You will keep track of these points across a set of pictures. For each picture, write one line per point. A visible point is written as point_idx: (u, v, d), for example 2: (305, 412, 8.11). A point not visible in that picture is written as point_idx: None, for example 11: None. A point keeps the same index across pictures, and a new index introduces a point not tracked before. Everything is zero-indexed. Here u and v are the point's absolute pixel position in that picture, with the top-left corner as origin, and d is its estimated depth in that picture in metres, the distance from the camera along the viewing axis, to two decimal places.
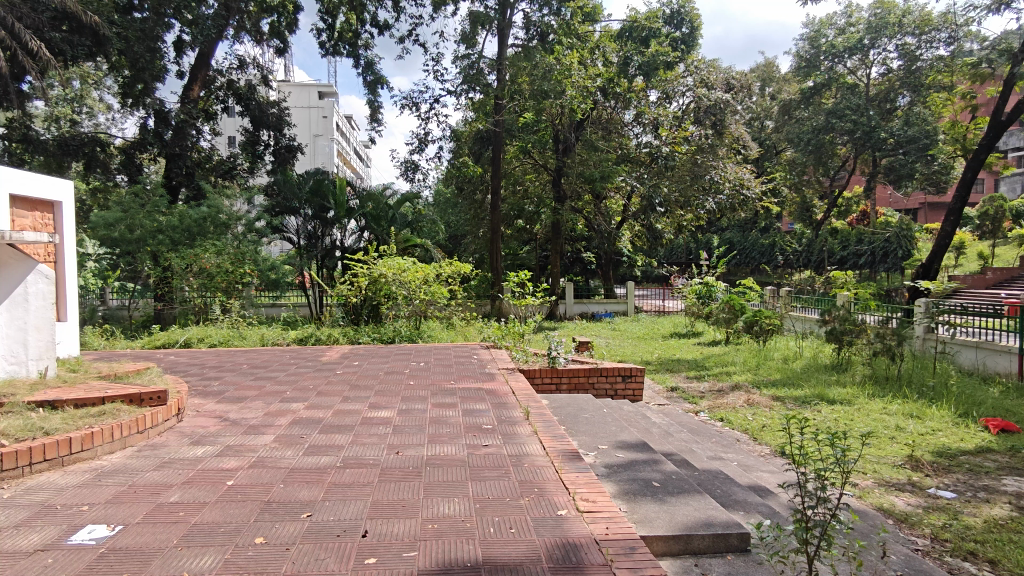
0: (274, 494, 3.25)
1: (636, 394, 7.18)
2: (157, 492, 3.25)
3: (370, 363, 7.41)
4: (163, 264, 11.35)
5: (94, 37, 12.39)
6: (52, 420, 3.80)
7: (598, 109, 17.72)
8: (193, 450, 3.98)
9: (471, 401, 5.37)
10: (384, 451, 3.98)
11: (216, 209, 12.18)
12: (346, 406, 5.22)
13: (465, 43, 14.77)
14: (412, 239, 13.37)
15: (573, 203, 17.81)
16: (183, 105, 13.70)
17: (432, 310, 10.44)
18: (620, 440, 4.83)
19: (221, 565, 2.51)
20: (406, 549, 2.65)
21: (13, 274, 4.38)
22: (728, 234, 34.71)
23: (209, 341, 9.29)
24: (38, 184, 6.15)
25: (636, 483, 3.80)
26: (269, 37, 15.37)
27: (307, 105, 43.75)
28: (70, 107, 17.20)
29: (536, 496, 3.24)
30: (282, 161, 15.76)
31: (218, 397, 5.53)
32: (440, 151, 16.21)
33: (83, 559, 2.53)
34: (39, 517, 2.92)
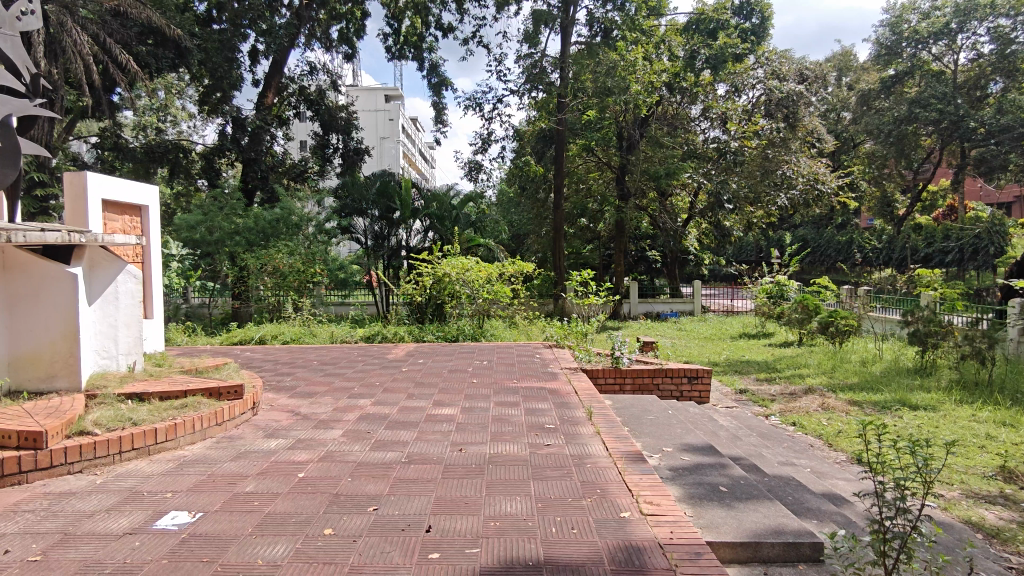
0: (342, 487, 3.35)
1: (703, 396, 7.00)
2: (234, 482, 3.40)
3: (434, 361, 7.52)
4: (239, 264, 11.91)
5: (176, 49, 13.30)
6: (140, 411, 4.04)
7: (663, 105, 17.33)
8: (267, 442, 4.14)
9: (534, 401, 5.37)
10: (448, 448, 4.03)
11: (289, 211, 12.70)
12: (411, 403, 5.32)
13: (529, 42, 14.88)
14: (476, 239, 13.50)
15: (638, 201, 17.52)
16: (258, 111, 14.34)
17: (496, 309, 10.52)
18: (685, 443, 4.73)
19: (292, 553, 2.60)
20: (468, 545, 2.68)
21: (106, 274, 4.71)
22: (802, 231, 33.32)
23: (281, 338, 9.69)
24: (129, 189, 6.56)
25: (702, 487, 3.71)
26: (338, 43, 15.80)
27: (373, 109, 44.82)
28: (155, 116, 18.15)
29: (598, 497, 3.21)
30: (350, 164, 16.20)
31: (290, 392, 5.74)
32: (504, 150, 16.34)
33: (167, 543, 2.68)
34: (127, 502, 3.11)
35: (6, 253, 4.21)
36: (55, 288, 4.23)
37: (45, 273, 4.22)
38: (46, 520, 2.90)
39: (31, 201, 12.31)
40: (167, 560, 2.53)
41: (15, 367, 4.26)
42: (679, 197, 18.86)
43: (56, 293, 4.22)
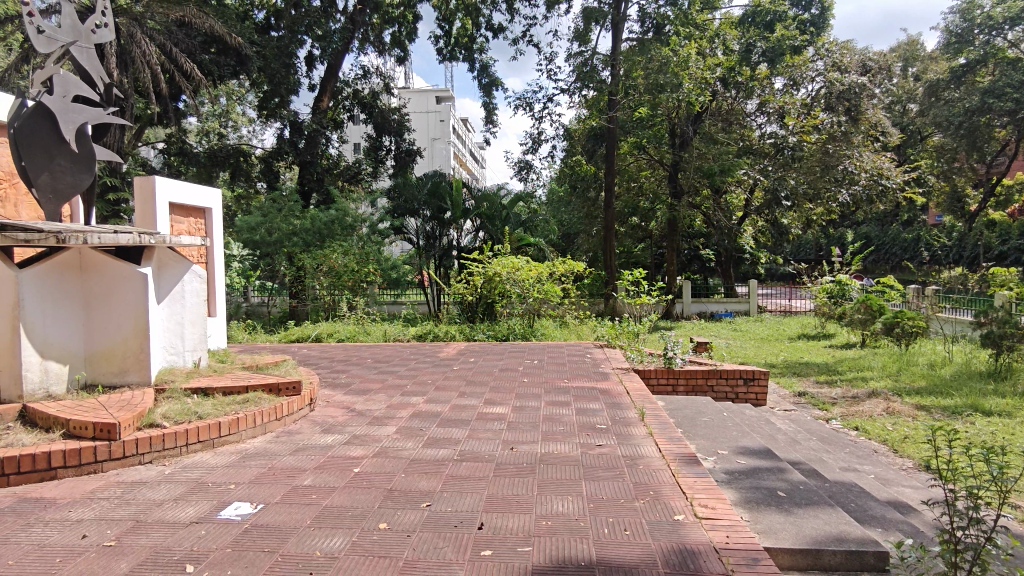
0: (396, 482, 3.40)
1: (760, 398, 6.81)
2: (292, 475, 3.50)
3: (484, 360, 7.56)
4: (297, 264, 12.26)
5: (237, 57, 13.75)
6: (205, 406, 4.20)
7: (718, 100, 16.93)
8: (324, 438, 4.24)
9: (585, 401, 5.34)
10: (499, 446, 4.05)
11: (343, 212, 13.04)
12: (463, 401, 5.36)
13: (579, 41, 14.79)
14: (527, 238, 13.55)
15: (691, 198, 17.20)
16: (314, 115, 14.79)
17: (546, 308, 10.52)
18: (742, 446, 4.61)
19: (349, 546, 2.66)
20: (520, 544, 2.68)
21: (173, 274, 4.91)
22: (865, 229, 32.02)
23: (337, 336, 9.92)
24: (194, 193, 6.84)
25: (759, 491, 3.61)
26: (391, 46, 16.03)
27: (425, 111, 45.43)
28: (218, 122, 18.87)
29: (651, 499, 3.16)
30: (402, 165, 16.47)
31: (346, 389, 5.87)
32: (554, 150, 16.31)
33: (230, 533, 2.78)
34: (194, 492, 3.24)
35: (83, 254, 4.44)
36: (128, 287, 4.44)
37: (119, 273, 4.43)
38: (119, 508, 3.05)
39: (104, 205, 13.02)
40: (231, 549, 2.63)
41: (92, 363, 4.49)
42: (734, 193, 18.46)
43: (128, 292, 4.43)
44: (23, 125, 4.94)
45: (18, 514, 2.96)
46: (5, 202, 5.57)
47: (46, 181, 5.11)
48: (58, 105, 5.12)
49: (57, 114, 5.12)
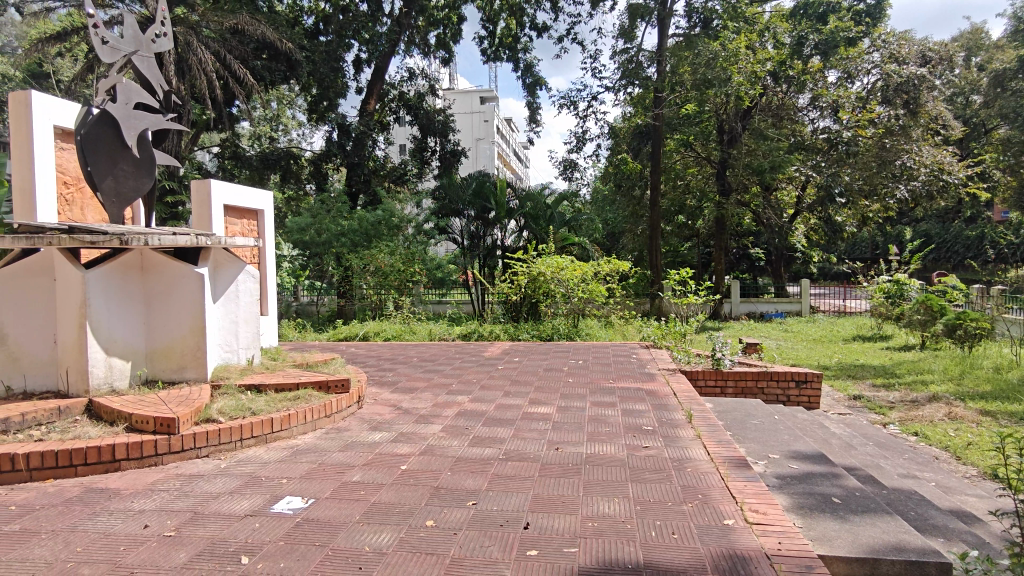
0: (443, 480, 3.44)
1: (813, 401, 6.61)
2: (341, 472, 3.57)
3: (529, 360, 7.57)
4: (345, 264, 12.51)
5: (287, 62, 14.12)
6: (258, 402, 4.33)
7: (768, 95, 16.47)
8: (372, 435, 4.32)
9: (631, 402, 5.28)
10: (544, 446, 4.05)
11: (390, 213, 13.24)
12: (507, 401, 5.38)
13: (624, 38, 14.63)
14: (570, 237, 13.52)
15: (740, 196, 16.79)
16: (361, 118, 15.10)
17: (591, 308, 10.45)
18: (795, 450, 4.49)
19: (396, 543, 2.69)
20: (566, 544, 2.67)
21: (228, 274, 5.09)
22: (926, 226, 30.62)
23: (384, 334, 10.11)
24: (246, 194, 7.04)
25: (812, 497, 3.51)
26: (436, 48, 16.18)
27: (469, 111, 45.75)
28: (269, 126, 19.39)
29: (700, 502, 3.11)
30: (447, 166, 16.60)
31: (393, 387, 5.96)
32: (598, 148, 16.19)
33: (282, 526, 2.85)
34: (248, 486, 3.34)
35: (144, 255, 4.63)
36: (186, 288, 4.62)
37: (177, 274, 4.62)
38: (178, 499, 3.17)
39: (163, 208, 13.56)
40: (284, 542, 2.70)
41: (152, 359, 4.68)
42: (785, 190, 18.01)
43: (186, 291, 4.61)
44: (90, 132, 5.14)
45: (86, 503, 3.10)
46: (72, 206, 5.86)
47: (110, 185, 5.35)
48: (121, 112, 5.34)
49: (119, 121, 5.34)
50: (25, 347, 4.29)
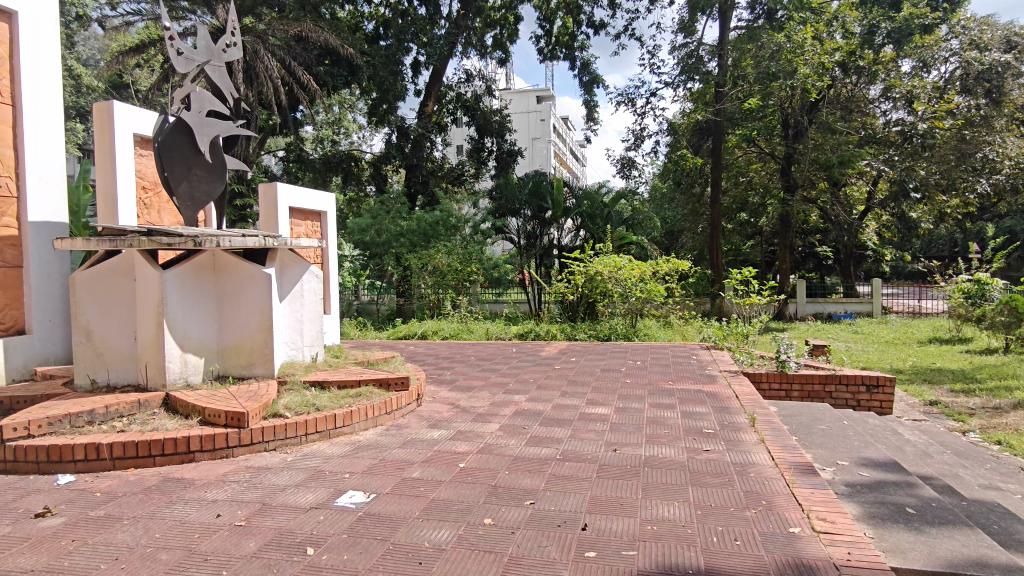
0: (500, 479, 3.45)
1: (885, 406, 6.31)
2: (402, 468, 3.63)
3: (586, 360, 7.52)
4: (404, 264, 12.75)
5: (349, 67, 14.48)
6: (322, 398, 4.46)
7: (837, 87, 15.84)
8: (431, 432, 4.38)
9: (690, 404, 5.17)
10: (603, 447, 4.02)
11: (448, 213, 13.39)
12: (565, 400, 5.36)
13: (684, 32, 14.33)
14: (629, 237, 13.37)
15: (806, 192, 16.22)
16: (420, 120, 15.37)
17: (649, 308, 10.28)
18: (865, 457, 4.30)
19: (455, 540, 2.72)
20: (625, 547, 2.64)
21: (293, 274, 5.25)
22: (1010, 222, 28.70)
23: (442, 333, 10.26)
24: (310, 197, 7.26)
25: (885, 507, 3.34)
26: (493, 49, 16.25)
27: (525, 111, 45.87)
28: (332, 130, 19.93)
29: (764, 509, 3.01)
30: (503, 165, 16.67)
31: (451, 385, 6.03)
32: (657, 145, 15.97)
33: (346, 519, 2.93)
34: (312, 480, 3.45)
35: (216, 256, 4.82)
36: (255, 287, 4.80)
37: (246, 274, 4.80)
38: (248, 490, 3.30)
39: (233, 210, 14.19)
40: (347, 535, 2.77)
41: (223, 355, 4.88)
42: (855, 185, 17.35)
43: (255, 291, 4.80)
44: (167, 139, 5.42)
45: (164, 492, 3.27)
46: (150, 209, 6.20)
47: (185, 190, 5.62)
48: (195, 119, 5.59)
49: (193, 128, 5.60)
50: (109, 343, 4.56)
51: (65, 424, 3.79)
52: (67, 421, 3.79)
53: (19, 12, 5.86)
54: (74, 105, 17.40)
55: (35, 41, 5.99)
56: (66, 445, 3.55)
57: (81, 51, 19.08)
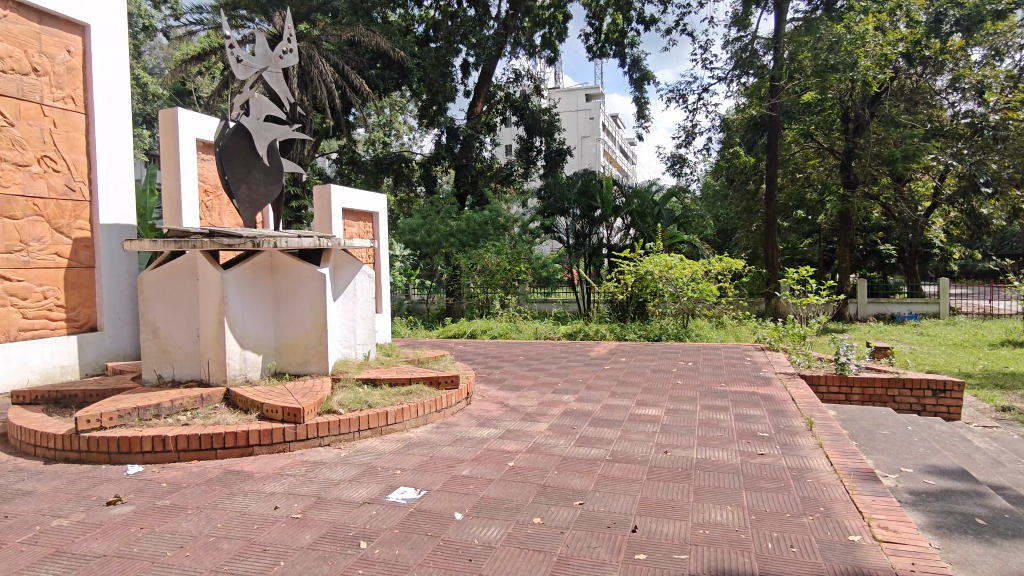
0: (549, 479, 3.44)
1: (953, 412, 6.02)
2: (452, 465, 3.67)
3: (636, 361, 7.42)
4: (453, 263, 12.89)
5: (399, 70, 14.68)
6: (374, 395, 4.54)
7: (900, 78, 15.26)
8: (480, 431, 4.41)
9: (744, 406, 5.04)
10: (653, 449, 3.96)
11: (497, 213, 13.35)
12: (615, 401, 5.30)
13: (738, 26, 13.99)
14: (680, 236, 13.12)
15: (868, 188, 15.61)
16: (469, 121, 15.49)
17: (701, 308, 10.10)
18: (931, 464, 4.11)
19: (504, 538, 2.73)
20: (676, 551, 2.59)
21: (346, 275, 5.36)
22: None
23: (491, 332, 10.28)
24: (363, 198, 7.42)
25: (953, 517, 3.19)
26: (542, 48, 16.22)
27: (575, 110, 45.74)
28: (382, 132, 20.23)
29: (821, 516, 2.91)
30: (553, 165, 16.62)
31: (500, 384, 6.05)
32: (709, 142, 15.66)
33: (397, 515, 2.97)
34: (365, 475, 3.52)
35: (274, 257, 4.96)
36: (310, 287, 4.93)
37: (302, 274, 4.93)
38: (304, 484, 3.39)
39: (288, 212, 14.63)
40: (398, 530, 2.82)
41: (281, 353, 5.03)
42: (919, 180, 16.67)
43: (310, 290, 4.93)
44: (227, 144, 5.62)
45: (225, 484, 3.39)
46: (212, 212, 6.46)
47: (244, 193, 5.82)
48: (253, 124, 5.79)
49: (252, 133, 5.79)
50: (175, 339, 4.75)
51: (134, 417, 3.97)
52: (136, 414, 3.97)
53: (91, 23, 6.17)
54: (141, 113, 18.23)
55: (105, 52, 6.31)
56: (135, 437, 3.72)
57: (148, 60, 19.97)
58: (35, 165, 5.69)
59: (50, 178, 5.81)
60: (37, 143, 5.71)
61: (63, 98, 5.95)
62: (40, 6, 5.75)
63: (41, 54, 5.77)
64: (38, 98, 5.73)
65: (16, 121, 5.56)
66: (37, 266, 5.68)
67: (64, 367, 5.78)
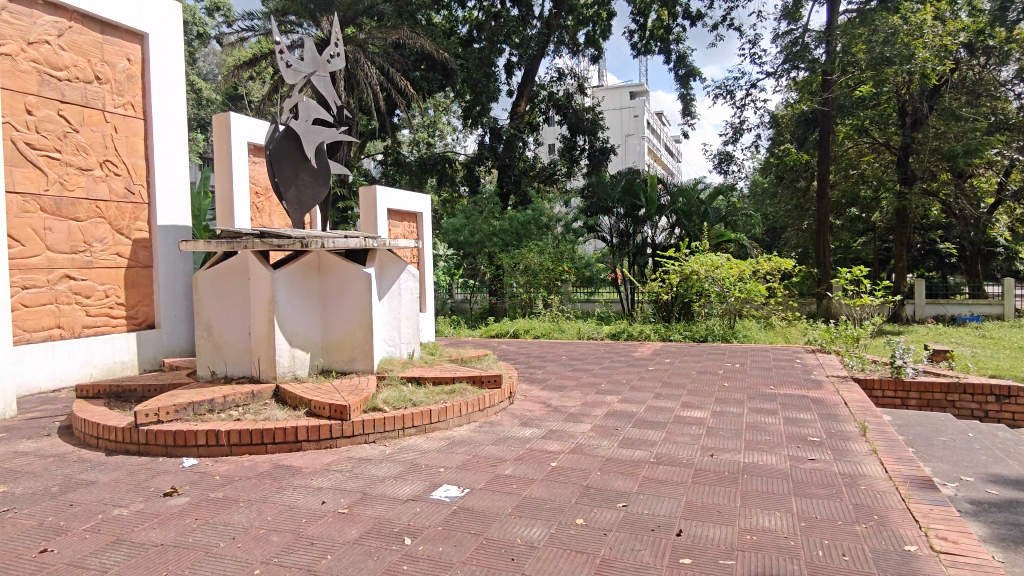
0: (592, 480, 3.42)
1: (1018, 419, 5.71)
2: (495, 464, 3.68)
3: (681, 361, 7.32)
4: (496, 263, 12.95)
5: (443, 71, 14.88)
6: (419, 394, 4.59)
7: (961, 70, 14.59)
8: (523, 430, 4.42)
9: (794, 410, 4.91)
10: (698, 452, 3.89)
11: (540, 212, 13.35)
12: (659, 402, 5.24)
13: (788, 19, 13.63)
14: (727, 234, 12.87)
15: (926, 184, 14.99)
16: (513, 120, 15.53)
17: (749, 309, 9.87)
18: (994, 473, 3.92)
19: (547, 538, 2.72)
20: (722, 556, 2.53)
21: (391, 275, 5.43)
22: None
23: (533, 332, 10.27)
24: (407, 199, 7.52)
25: (1018, 529, 3.03)
26: (585, 46, 16.14)
27: (619, 107, 45.20)
28: (427, 132, 20.44)
29: (875, 524, 2.81)
30: (596, 164, 16.52)
31: (543, 384, 6.04)
32: (758, 139, 15.31)
33: (441, 512, 3.00)
34: (410, 472, 3.56)
35: (321, 257, 5.06)
36: (356, 287, 5.01)
37: (348, 274, 5.02)
38: (350, 480, 3.45)
39: (336, 213, 14.95)
40: (442, 528, 2.84)
41: (328, 351, 5.13)
42: (981, 176, 15.98)
43: (356, 290, 5.01)
44: (277, 146, 5.77)
45: (275, 478, 3.48)
46: (263, 213, 6.64)
47: (294, 195, 5.97)
48: (302, 127, 5.92)
49: (301, 135, 5.92)
50: (227, 337, 4.90)
51: (189, 411, 4.11)
52: (191, 409, 4.12)
53: (149, 32, 6.42)
54: (196, 117, 18.89)
55: (162, 59, 6.54)
56: (190, 430, 3.85)
57: (202, 67, 20.68)
58: (98, 169, 5.95)
59: (112, 182, 6.07)
60: (100, 148, 5.96)
61: (124, 105, 6.21)
62: (102, 16, 6.00)
63: (103, 62, 6.03)
64: (100, 105, 5.99)
65: (80, 127, 5.82)
66: (100, 266, 5.93)
67: (123, 363, 6.03)
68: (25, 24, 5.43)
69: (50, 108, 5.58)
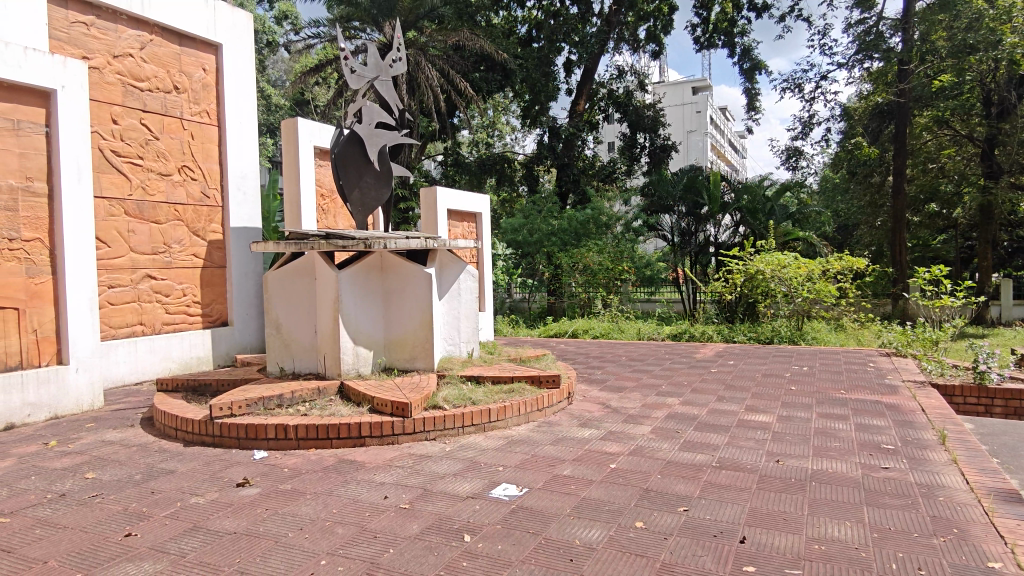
0: (652, 483, 3.37)
1: None
2: (553, 464, 3.67)
3: (745, 364, 7.11)
4: (555, 263, 12.91)
5: (503, 72, 14.99)
6: (478, 393, 4.63)
7: None
8: (582, 431, 4.39)
9: (866, 416, 4.69)
10: (763, 457, 3.77)
11: (599, 211, 13.22)
12: (722, 405, 5.11)
13: (861, 7, 13.08)
14: (794, 232, 12.47)
15: (1013, 178, 14.06)
16: (572, 119, 15.47)
17: (818, 310, 9.51)
18: None
19: (606, 540, 2.70)
20: (788, 566, 2.45)
21: (451, 274, 5.49)
22: None
23: (592, 332, 10.19)
24: (467, 199, 7.60)
25: None
26: (646, 42, 15.91)
27: (681, 103, 44.24)
28: (486, 133, 20.58)
29: (955, 537, 2.66)
30: (657, 161, 16.28)
31: (602, 385, 5.99)
32: (828, 132, 14.71)
33: (500, 511, 3.01)
34: (469, 470, 3.60)
35: (384, 257, 5.18)
36: (417, 286, 5.11)
37: (410, 274, 5.12)
38: (411, 476, 3.51)
39: (397, 213, 15.26)
40: (501, 526, 2.85)
41: (390, 348, 5.24)
42: None
43: (417, 289, 5.10)
44: (342, 150, 5.96)
45: (339, 472, 3.58)
46: (327, 214, 6.85)
47: (357, 197, 6.12)
48: (366, 131, 6.06)
49: (364, 139, 6.06)
50: (295, 335, 5.07)
51: (260, 406, 4.28)
52: (261, 403, 4.28)
53: (223, 43, 6.73)
54: (266, 122, 19.64)
55: (235, 68, 6.85)
56: (260, 424, 4.01)
57: (271, 74, 21.51)
58: (176, 174, 6.27)
59: (189, 186, 6.38)
60: (178, 154, 6.28)
61: (200, 112, 6.51)
62: (180, 29, 6.33)
63: (181, 72, 6.36)
64: (178, 113, 6.30)
65: (160, 134, 6.14)
66: (178, 266, 6.24)
67: (199, 358, 6.34)
68: (111, 39, 5.78)
69: (133, 117, 5.91)
